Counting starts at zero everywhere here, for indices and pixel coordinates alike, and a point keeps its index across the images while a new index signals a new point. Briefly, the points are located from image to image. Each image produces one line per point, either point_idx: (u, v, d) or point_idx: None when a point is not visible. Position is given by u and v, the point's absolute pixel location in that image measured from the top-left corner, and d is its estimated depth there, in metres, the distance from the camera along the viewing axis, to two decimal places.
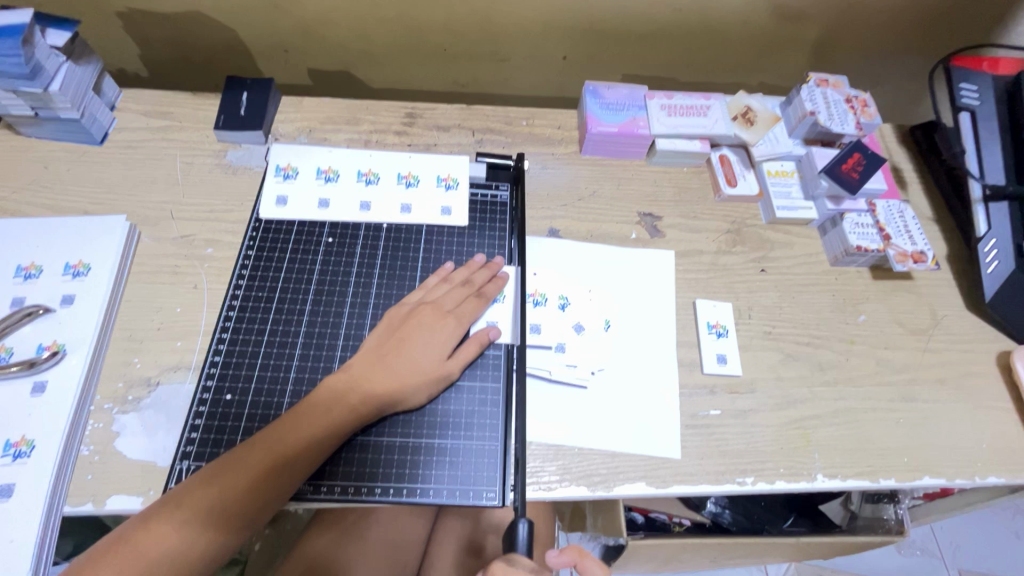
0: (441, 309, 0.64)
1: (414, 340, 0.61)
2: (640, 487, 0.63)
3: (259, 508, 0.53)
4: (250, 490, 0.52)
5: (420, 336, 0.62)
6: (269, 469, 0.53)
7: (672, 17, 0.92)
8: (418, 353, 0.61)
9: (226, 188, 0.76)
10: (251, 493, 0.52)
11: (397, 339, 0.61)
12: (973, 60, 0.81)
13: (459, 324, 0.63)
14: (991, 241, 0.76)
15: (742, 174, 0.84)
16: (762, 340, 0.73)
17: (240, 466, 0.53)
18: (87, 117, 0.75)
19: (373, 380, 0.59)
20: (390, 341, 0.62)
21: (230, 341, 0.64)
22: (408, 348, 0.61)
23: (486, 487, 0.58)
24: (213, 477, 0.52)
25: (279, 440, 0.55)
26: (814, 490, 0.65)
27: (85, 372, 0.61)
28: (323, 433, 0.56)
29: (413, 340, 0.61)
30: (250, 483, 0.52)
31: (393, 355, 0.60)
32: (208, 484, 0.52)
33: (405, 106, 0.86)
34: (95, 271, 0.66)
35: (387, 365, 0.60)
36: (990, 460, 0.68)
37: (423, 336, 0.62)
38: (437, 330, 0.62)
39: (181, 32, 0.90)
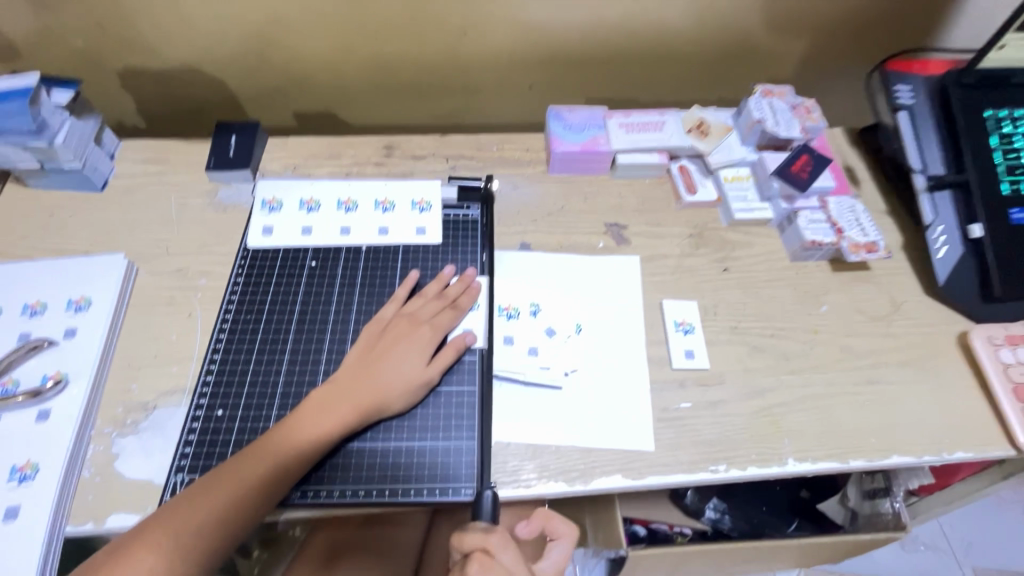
0: (417, 320, 0.68)
1: (394, 353, 0.65)
2: (617, 480, 0.65)
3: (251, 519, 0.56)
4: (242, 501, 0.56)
5: (399, 348, 0.66)
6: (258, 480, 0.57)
7: (626, 43, 0.99)
8: (399, 362, 0.65)
9: (218, 224, 0.82)
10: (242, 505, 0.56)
11: (378, 352, 0.65)
12: (904, 64, 0.87)
13: (435, 334, 0.68)
14: (939, 229, 0.80)
15: (701, 181, 0.89)
16: (728, 334, 0.77)
17: (228, 481, 0.56)
18: (88, 166, 0.81)
19: (354, 390, 0.62)
20: (371, 355, 0.65)
21: (221, 361, 0.68)
22: (388, 360, 0.65)
23: (464, 483, 0.62)
24: (203, 492, 0.55)
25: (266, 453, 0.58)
26: (787, 473, 0.68)
27: (87, 399, 0.65)
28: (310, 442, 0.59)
29: (394, 352, 0.65)
30: (240, 492, 0.56)
31: (375, 367, 0.64)
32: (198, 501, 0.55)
33: (383, 139, 0.92)
34: (95, 305, 0.71)
35: (368, 377, 0.63)
36: (956, 436, 0.71)
37: (402, 348, 0.66)
38: (415, 341, 0.66)
39: (175, 87, 0.98)
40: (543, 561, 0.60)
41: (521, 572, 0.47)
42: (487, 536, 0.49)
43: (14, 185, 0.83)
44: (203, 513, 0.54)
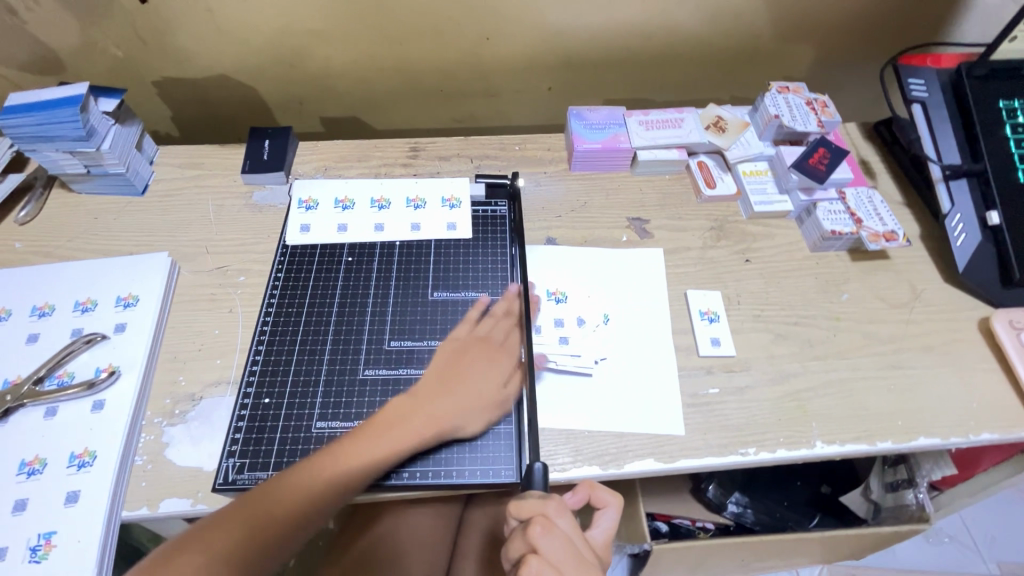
0: (490, 343, 0.71)
1: (470, 372, 0.68)
2: (649, 463, 0.67)
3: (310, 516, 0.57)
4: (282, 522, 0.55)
5: (478, 366, 0.69)
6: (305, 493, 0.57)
7: (642, 45, 1.02)
8: (477, 383, 0.67)
9: (254, 224, 0.85)
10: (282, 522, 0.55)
11: (457, 368, 0.68)
12: (917, 59, 0.90)
13: (504, 352, 0.70)
14: (957, 216, 0.82)
15: (720, 176, 0.92)
16: (752, 323, 0.79)
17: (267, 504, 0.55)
18: (131, 171, 0.85)
19: (433, 404, 0.64)
20: (450, 369, 0.68)
21: (266, 353, 0.71)
22: (465, 380, 0.67)
23: (503, 465, 0.63)
24: (242, 513, 0.54)
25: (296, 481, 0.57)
26: (815, 456, 0.69)
27: (138, 390, 0.67)
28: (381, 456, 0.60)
29: (468, 372, 0.68)
30: (283, 513, 0.55)
31: (452, 384, 0.66)
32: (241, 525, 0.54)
33: (409, 141, 0.96)
34: (143, 301, 0.74)
35: (445, 394, 0.65)
36: (981, 418, 0.72)
37: (480, 367, 0.69)
38: (490, 363, 0.69)
39: (208, 95, 1.02)
40: (594, 530, 0.62)
41: (579, 535, 0.52)
42: (543, 502, 0.54)
43: (60, 190, 0.87)
44: (237, 538, 0.53)
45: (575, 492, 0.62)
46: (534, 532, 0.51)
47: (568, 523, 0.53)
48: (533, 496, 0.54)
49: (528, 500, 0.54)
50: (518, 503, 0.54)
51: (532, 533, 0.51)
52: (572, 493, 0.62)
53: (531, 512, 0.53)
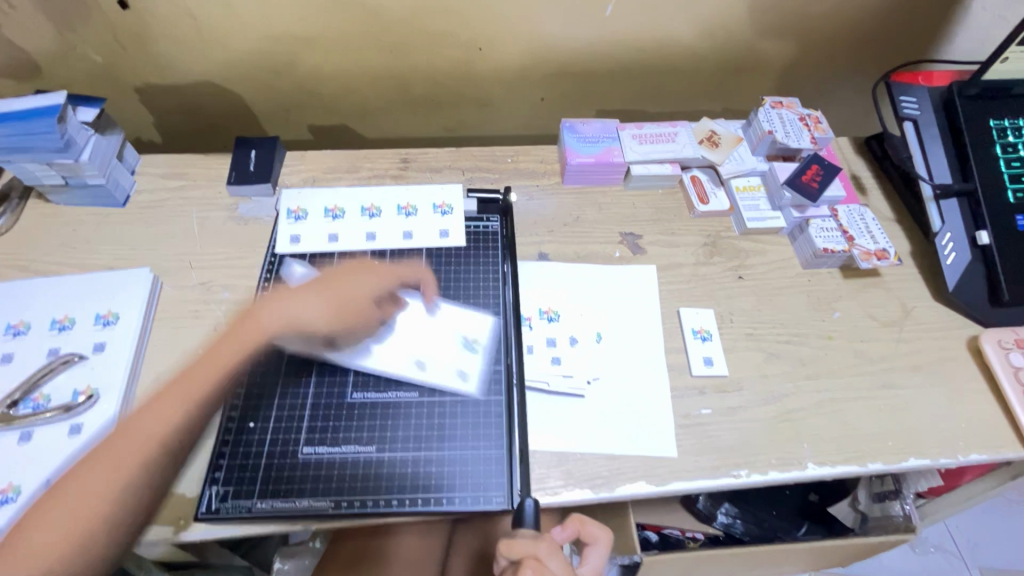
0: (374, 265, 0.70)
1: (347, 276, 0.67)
2: (641, 486, 0.66)
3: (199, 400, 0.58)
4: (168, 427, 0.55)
5: (343, 288, 0.66)
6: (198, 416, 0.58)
7: (636, 57, 1.02)
8: (340, 297, 0.65)
9: (240, 237, 0.83)
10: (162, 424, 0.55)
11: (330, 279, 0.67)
12: (910, 75, 0.89)
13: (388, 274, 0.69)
14: (947, 235, 0.82)
15: (713, 191, 0.91)
16: (745, 341, 0.78)
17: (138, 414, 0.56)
18: (111, 182, 0.82)
19: (301, 303, 0.64)
20: (315, 288, 0.65)
21: (250, 373, 0.67)
22: (333, 289, 0.66)
23: (495, 491, 0.61)
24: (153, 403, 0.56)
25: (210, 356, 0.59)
26: (807, 478, 0.69)
27: (118, 413, 0.65)
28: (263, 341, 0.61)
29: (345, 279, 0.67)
30: (166, 441, 0.55)
31: (317, 292, 0.65)
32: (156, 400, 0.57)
33: (399, 152, 0.94)
34: (123, 319, 0.72)
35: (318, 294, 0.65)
36: (970, 438, 0.72)
37: (351, 280, 0.67)
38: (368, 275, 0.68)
39: (193, 102, 0.99)
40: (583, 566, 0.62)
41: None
42: (537, 544, 0.53)
43: (37, 200, 0.84)
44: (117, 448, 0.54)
45: (565, 528, 0.62)
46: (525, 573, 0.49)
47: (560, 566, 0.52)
48: (526, 537, 0.54)
49: (522, 542, 0.53)
50: (510, 544, 0.53)
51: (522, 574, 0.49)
52: (562, 530, 0.61)
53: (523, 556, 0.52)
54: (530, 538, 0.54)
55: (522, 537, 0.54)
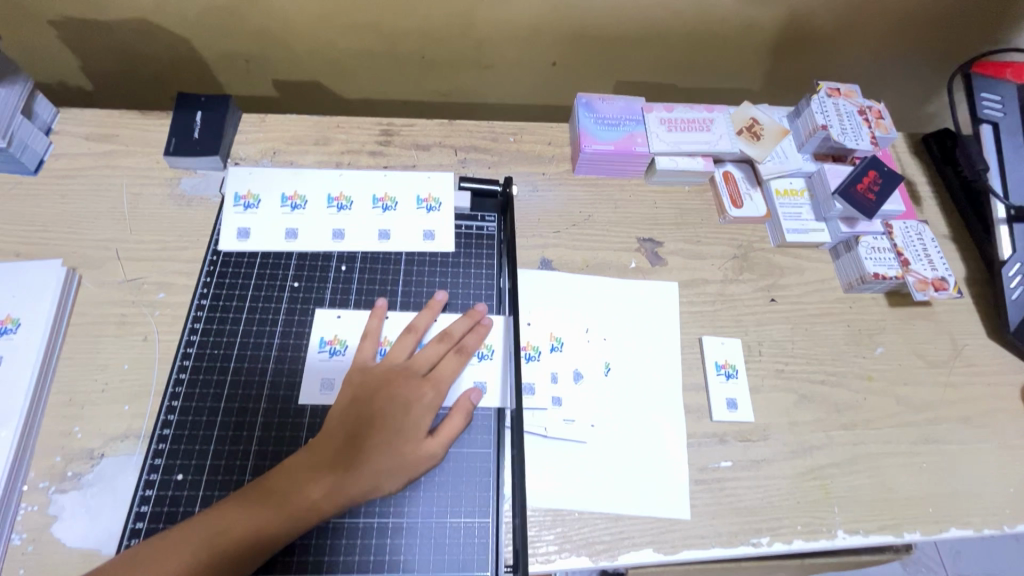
0: (415, 374, 0.55)
1: (387, 407, 0.53)
2: (647, 554, 0.57)
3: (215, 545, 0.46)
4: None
5: (383, 430, 0.52)
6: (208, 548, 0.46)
7: (669, 20, 0.85)
8: (382, 440, 0.51)
9: (180, 222, 0.68)
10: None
11: (362, 414, 0.52)
12: (997, 67, 0.75)
13: (437, 390, 0.55)
14: (1015, 266, 0.71)
15: (749, 192, 0.78)
16: (774, 379, 0.68)
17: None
18: (14, 146, 0.66)
19: (331, 463, 0.50)
20: (345, 443, 0.51)
21: (182, 410, 0.56)
22: (373, 432, 0.51)
23: (476, 572, 0.50)
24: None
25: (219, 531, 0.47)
26: (835, 547, 0.60)
27: (15, 448, 0.53)
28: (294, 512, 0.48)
29: (383, 412, 0.52)
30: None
31: (350, 451, 0.50)
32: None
33: (380, 122, 0.78)
34: (26, 326, 0.58)
35: (352, 448, 0.50)
36: (1017, 505, 0.64)
37: (395, 412, 0.53)
38: (413, 400, 0.53)
39: (127, 42, 0.81)
40: None
41: None
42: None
43: None
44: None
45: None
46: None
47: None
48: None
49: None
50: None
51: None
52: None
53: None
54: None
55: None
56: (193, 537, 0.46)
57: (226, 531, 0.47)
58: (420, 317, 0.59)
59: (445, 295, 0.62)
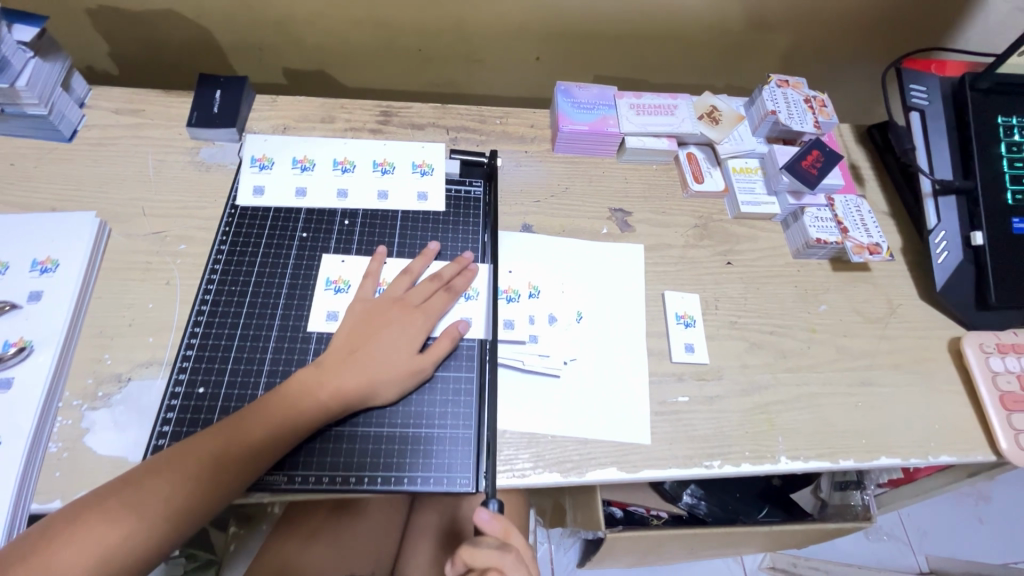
0: (411, 306, 0.65)
1: (387, 332, 0.62)
2: (611, 472, 0.64)
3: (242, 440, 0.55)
4: (197, 498, 0.53)
5: (384, 351, 0.61)
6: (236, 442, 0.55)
7: (640, 20, 0.95)
8: (383, 359, 0.61)
9: (200, 185, 0.76)
10: (187, 502, 0.52)
11: (365, 337, 0.62)
12: (923, 63, 0.85)
13: (429, 320, 0.65)
14: (941, 234, 0.80)
15: (709, 170, 0.87)
16: (728, 329, 0.76)
17: (151, 481, 0.51)
18: (54, 113, 0.74)
19: (338, 375, 0.59)
20: (351, 360, 0.60)
21: (203, 335, 0.64)
22: (375, 352, 0.61)
23: (459, 474, 0.60)
24: (171, 469, 0.52)
25: (245, 430, 0.55)
26: (778, 471, 0.68)
27: (53, 369, 0.60)
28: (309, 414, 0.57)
29: (383, 335, 0.62)
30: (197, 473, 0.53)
31: (355, 366, 0.60)
32: (172, 467, 0.52)
33: (380, 104, 0.87)
34: (64, 267, 0.66)
35: (357, 363, 0.60)
36: (941, 440, 0.72)
37: (392, 336, 0.62)
38: (408, 327, 0.63)
39: (152, 31, 0.90)
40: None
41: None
42: (500, 556, 0.51)
43: None
44: (134, 516, 0.50)
45: (495, 517, 0.52)
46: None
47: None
48: (489, 548, 0.51)
49: (483, 553, 0.51)
50: (472, 556, 0.51)
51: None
52: (491, 517, 0.53)
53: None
54: (493, 548, 0.51)
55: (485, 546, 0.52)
56: (221, 436, 0.55)
57: (250, 430, 0.55)
58: (413, 261, 0.69)
59: (438, 246, 0.71)
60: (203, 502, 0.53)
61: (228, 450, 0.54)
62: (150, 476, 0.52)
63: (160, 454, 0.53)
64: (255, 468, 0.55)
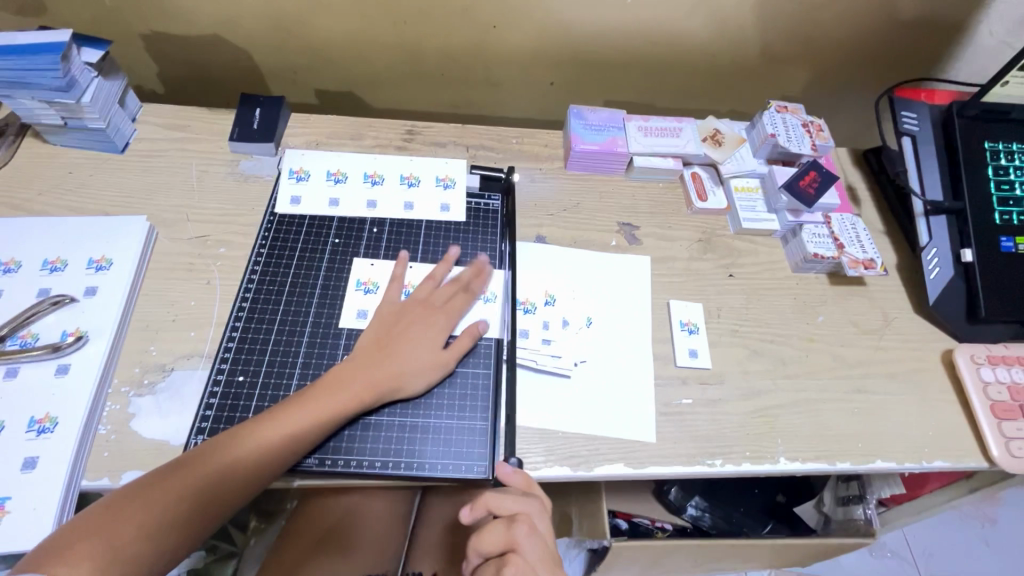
0: (432, 306, 0.70)
1: (411, 330, 0.68)
2: (619, 467, 0.68)
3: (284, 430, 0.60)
4: (244, 477, 0.58)
5: (409, 347, 0.66)
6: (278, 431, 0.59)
7: (648, 49, 1.02)
8: (408, 354, 0.66)
9: (239, 194, 0.82)
10: (235, 481, 0.57)
11: (392, 335, 0.67)
12: (913, 92, 0.91)
13: (450, 319, 0.70)
14: (932, 250, 0.85)
15: (712, 189, 0.93)
16: (729, 337, 0.80)
17: (202, 463, 0.57)
18: (111, 127, 0.81)
19: (367, 369, 0.64)
20: (378, 355, 0.65)
21: (243, 329, 0.69)
22: (401, 348, 0.66)
23: (477, 461, 0.64)
24: (220, 452, 0.58)
25: (285, 417, 0.60)
26: (777, 471, 0.71)
27: (105, 357, 0.65)
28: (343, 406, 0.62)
29: (407, 333, 0.67)
30: (244, 457, 0.58)
31: (383, 361, 0.65)
32: (221, 449, 0.58)
33: (405, 124, 0.94)
34: (116, 265, 0.71)
35: (384, 358, 0.65)
36: (935, 446, 0.75)
37: (416, 334, 0.67)
38: (430, 325, 0.68)
39: (199, 54, 0.98)
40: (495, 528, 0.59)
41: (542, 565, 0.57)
42: (523, 502, 0.60)
43: (34, 140, 0.83)
44: (187, 491, 0.55)
45: (518, 471, 0.61)
46: (517, 532, 0.58)
47: (543, 520, 0.61)
48: (514, 495, 0.60)
49: (508, 500, 0.59)
50: (498, 503, 0.59)
51: (513, 532, 0.58)
52: (513, 471, 0.61)
53: (505, 539, 0.58)
54: (517, 495, 0.60)
55: (509, 494, 0.60)
56: (265, 422, 0.60)
57: (289, 417, 0.60)
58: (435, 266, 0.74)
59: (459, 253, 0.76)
60: (249, 482, 0.58)
61: (271, 435, 0.59)
62: (202, 457, 0.57)
63: (211, 440, 0.59)
64: (294, 453, 0.60)
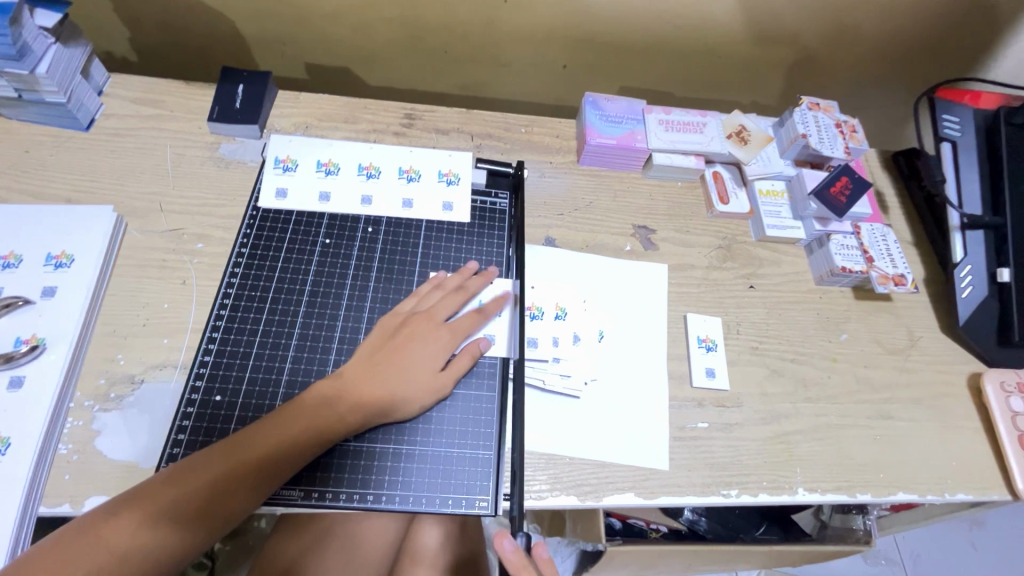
0: (436, 320, 0.64)
1: (411, 345, 0.62)
2: (628, 498, 0.63)
3: (263, 455, 0.53)
4: (210, 513, 0.51)
5: (406, 365, 0.60)
6: (257, 455, 0.53)
7: (672, 33, 0.93)
8: (406, 372, 0.60)
9: (218, 181, 0.74)
10: (201, 516, 0.51)
11: (391, 349, 0.61)
12: (956, 94, 0.84)
13: (452, 335, 0.64)
14: (966, 268, 0.79)
15: (734, 191, 0.86)
16: (748, 355, 0.75)
17: (168, 492, 0.50)
18: (73, 102, 0.72)
19: (361, 388, 0.58)
20: (374, 372, 0.60)
21: (221, 341, 0.63)
22: (400, 364, 0.60)
23: (478, 495, 0.59)
24: (181, 484, 0.51)
25: (257, 441, 0.54)
26: (795, 502, 0.67)
27: (65, 369, 0.59)
28: (327, 429, 0.56)
29: (407, 348, 0.61)
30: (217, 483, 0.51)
31: (375, 379, 0.59)
32: (180, 481, 0.51)
33: (404, 107, 0.85)
34: (79, 262, 0.64)
35: (379, 377, 0.59)
36: (958, 478, 0.71)
37: (414, 349, 0.62)
38: (432, 341, 0.63)
39: (175, 17, 0.89)
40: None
41: None
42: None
43: None
44: (158, 517, 0.49)
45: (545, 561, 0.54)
46: None
47: None
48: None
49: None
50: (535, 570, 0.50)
51: None
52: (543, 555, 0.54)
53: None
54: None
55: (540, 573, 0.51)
56: (239, 447, 0.53)
57: (266, 443, 0.54)
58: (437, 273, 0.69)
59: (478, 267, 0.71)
60: (215, 518, 0.51)
61: (247, 461, 0.53)
62: (158, 492, 0.50)
63: (183, 460, 0.53)
64: (272, 481, 0.54)
